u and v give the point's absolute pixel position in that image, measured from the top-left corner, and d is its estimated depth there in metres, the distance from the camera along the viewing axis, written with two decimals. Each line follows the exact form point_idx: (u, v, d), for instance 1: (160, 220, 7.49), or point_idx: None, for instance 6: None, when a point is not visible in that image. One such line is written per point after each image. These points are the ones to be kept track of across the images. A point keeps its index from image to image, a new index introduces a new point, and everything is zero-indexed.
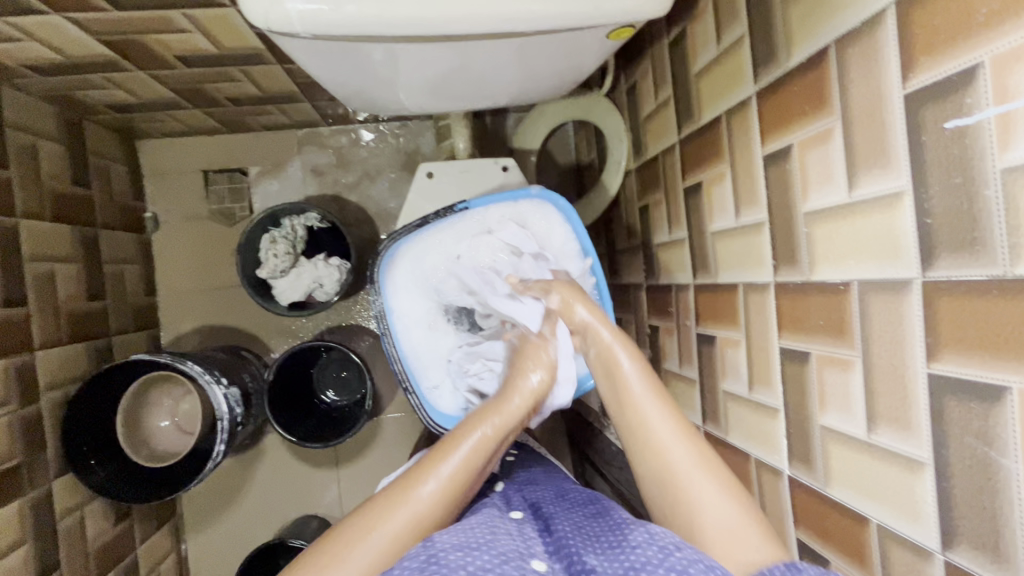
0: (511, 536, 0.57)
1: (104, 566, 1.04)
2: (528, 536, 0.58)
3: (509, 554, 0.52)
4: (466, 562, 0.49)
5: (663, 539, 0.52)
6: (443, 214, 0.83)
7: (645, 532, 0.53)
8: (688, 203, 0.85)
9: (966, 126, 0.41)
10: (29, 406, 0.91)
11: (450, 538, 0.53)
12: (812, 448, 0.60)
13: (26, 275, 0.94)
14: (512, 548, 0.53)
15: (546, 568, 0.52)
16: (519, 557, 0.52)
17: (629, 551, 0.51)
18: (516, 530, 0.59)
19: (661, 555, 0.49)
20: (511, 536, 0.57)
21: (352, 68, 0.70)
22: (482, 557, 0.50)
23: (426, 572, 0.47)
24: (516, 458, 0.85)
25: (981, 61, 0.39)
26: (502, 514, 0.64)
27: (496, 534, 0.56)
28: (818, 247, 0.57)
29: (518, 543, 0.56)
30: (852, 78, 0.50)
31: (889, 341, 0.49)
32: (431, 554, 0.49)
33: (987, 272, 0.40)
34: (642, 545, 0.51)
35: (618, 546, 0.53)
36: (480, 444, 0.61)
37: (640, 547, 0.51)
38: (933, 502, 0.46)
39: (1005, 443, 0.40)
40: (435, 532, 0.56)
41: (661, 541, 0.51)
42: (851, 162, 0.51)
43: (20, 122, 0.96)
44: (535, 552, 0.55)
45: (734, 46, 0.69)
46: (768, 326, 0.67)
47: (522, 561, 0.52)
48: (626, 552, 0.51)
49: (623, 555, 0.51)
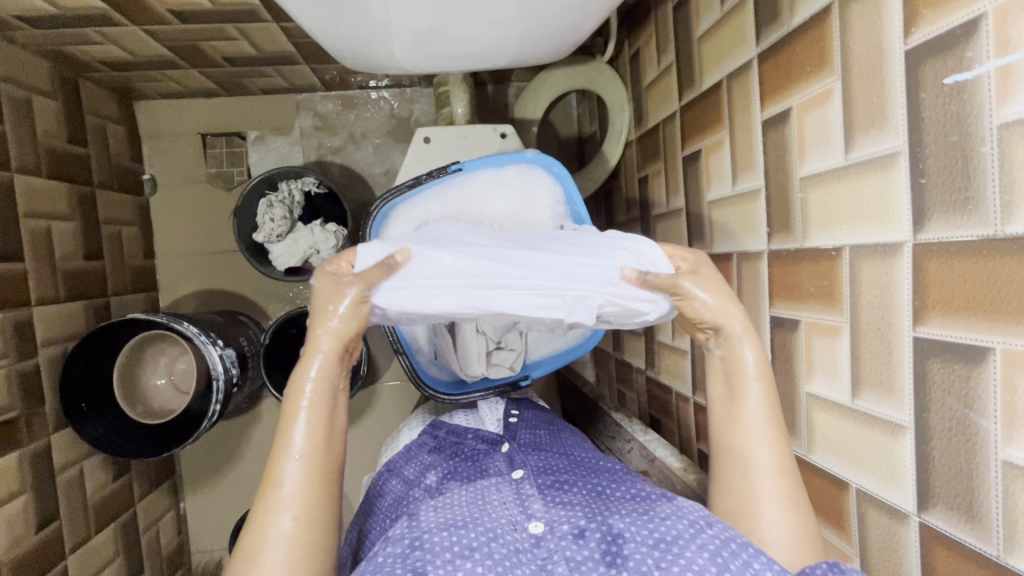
0: (506, 505, 0.61)
1: (104, 519, 1.07)
2: (525, 498, 0.62)
3: (499, 529, 0.57)
4: (450, 542, 0.55)
5: (693, 514, 0.55)
6: (438, 174, 0.81)
7: (674, 507, 0.57)
8: (686, 172, 0.84)
9: (965, 81, 0.40)
10: (26, 359, 0.92)
11: (436, 518, 0.59)
12: (797, 415, 0.61)
13: (22, 231, 0.94)
14: (503, 521, 0.58)
15: (541, 529, 0.57)
16: (508, 531, 0.57)
17: (658, 522, 0.55)
18: (512, 494, 0.63)
19: (693, 531, 0.53)
20: (504, 505, 0.61)
21: (346, 20, 0.68)
22: (469, 533, 0.56)
23: (408, 558, 0.53)
24: (519, 419, 0.82)
25: (984, 12, 0.38)
26: (504, 477, 0.66)
27: (489, 506, 0.60)
28: (812, 212, 0.56)
29: (512, 510, 0.60)
30: (853, 35, 0.49)
31: (877, 306, 0.48)
32: (415, 539, 0.55)
33: (977, 231, 0.39)
34: (672, 517, 0.55)
35: (646, 514, 0.57)
36: (313, 416, 0.55)
37: (670, 520, 0.54)
38: (911, 466, 0.46)
39: (984, 405, 0.40)
40: (424, 511, 0.61)
41: (691, 515, 0.55)
42: (849, 122, 0.50)
43: (15, 77, 0.95)
44: (531, 512, 0.59)
45: (738, 6, 0.67)
46: (760, 295, 0.66)
47: (516, 532, 0.57)
48: (656, 523, 0.55)
49: (652, 524, 0.55)
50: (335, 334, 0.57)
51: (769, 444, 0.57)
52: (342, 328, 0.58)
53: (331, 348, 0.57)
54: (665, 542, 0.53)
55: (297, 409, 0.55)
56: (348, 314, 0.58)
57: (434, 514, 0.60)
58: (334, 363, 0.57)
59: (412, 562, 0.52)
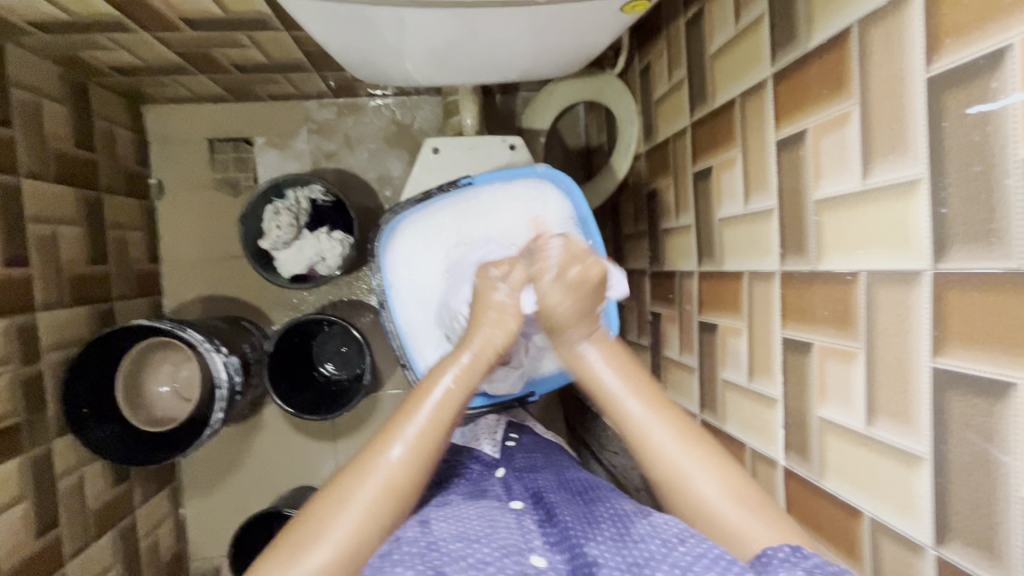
0: (512, 528, 0.57)
1: (103, 526, 1.06)
2: (528, 528, 0.58)
3: (510, 548, 0.53)
4: (465, 553, 0.52)
5: (668, 532, 0.53)
6: (447, 188, 0.82)
7: (650, 526, 0.55)
8: (696, 189, 0.83)
9: (990, 112, 0.39)
10: (30, 365, 0.92)
11: (449, 529, 0.56)
12: (808, 439, 0.60)
13: (28, 235, 0.94)
14: (512, 542, 0.54)
15: (545, 563, 0.51)
16: (518, 551, 0.53)
17: (633, 545, 0.52)
18: (515, 521, 0.59)
19: (665, 549, 0.50)
20: (511, 529, 0.57)
21: (359, 33, 0.68)
22: (483, 548, 0.52)
23: (425, 557, 0.51)
24: (516, 443, 0.81)
25: (1011, 42, 0.37)
26: (503, 504, 0.64)
27: (495, 527, 0.57)
28: (826, 235, 0.56)
29: (516, 534, 0.56)
30: (873, 61, 0.49)
31: (894, 333, 0.48)
32: (430, 542, 0.53)
33: (1000, 264, 0.39)
34: (646, 539, 0.53)
35: (622, 538, 0.54)
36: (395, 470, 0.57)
37: (644, 541, 0.52)
38: (929, 498, 0.46)
39: (1007, 441, 0.39)
40: (434, 519, 0.58)
41: (665, 535, 0.53)
42: (867, 147, 0.50)
43: (25, 81, 0.95)
44: (533, 544, 0.55)
45: (752, 25, 0.67)
46: (771, 315, 0.66)
47: (521, 556, 0.52)
48: (630, 547, 0.52)
49: (625, 550, 0.52)
50: (442, 397, 0.62)
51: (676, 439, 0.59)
52: (455, 390, 0.62)
53: (439, 405, 0.61)
54: (638, 566, 0.50)
55: (395, 440, 0.58)
56: (465, 370, 0.64)
57: (447, 525, 0.57)
58: (439, 424, 0.60)
59: (429, 562, 0.50)
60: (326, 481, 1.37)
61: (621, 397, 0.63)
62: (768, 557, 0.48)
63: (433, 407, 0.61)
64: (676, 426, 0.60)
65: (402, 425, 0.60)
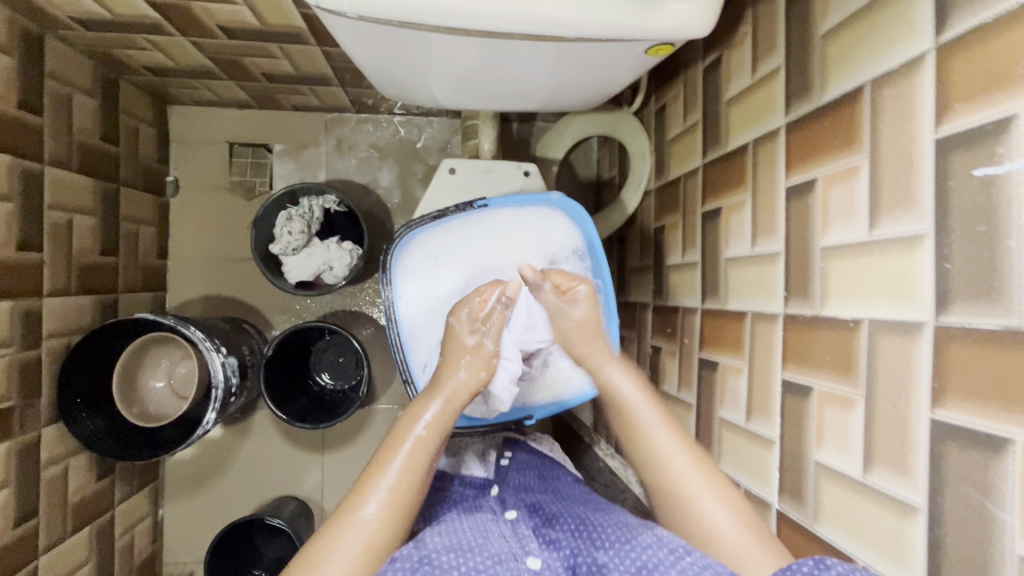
0: (505, 538, 0.59)
1: (81, 520, 1.04)
2: (522, 536, 0.60)
3: (503, 555, 0.55)
4: (457, 563, 0.52)
5: (673, 542, 0.55)
6: (462, 209, 0.83)
7: (655, 536, 0.57)
8: (705, 228, 0.85)
9: (995, 175, 0.41)
10: (29, 350, 0.91)
11: (440, 542, 0.56)
12: (804, 483, 0.60)
13: (44, 221, 0.95)
14: (505, 550, 0.56)
15: (540, 565, 0.54)
16: (511, 559, 0.54)
17: (640, 550, 0.54)
18: (510, 531, 0.61)
19: (672, 557, 0.53)
20: (504, 538, 0.59)
21: (391, 54, 0.70)
22: (475, 557, 0.54)
23: (416, 572, 0.51)
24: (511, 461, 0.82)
25: (1015, 112, 0.39)
26: (497, 516, 0.65)
27: (489, 538, 0.58)
28: (831, 281, 0.57)
29: (511, 544, 0.58)
30: (885, 119, 0.51)
31: (895, 383, 0.49)
32: (422, 556, 0.53)
33: (1002, 321, 0.40)
34: (653, 546, 0.55)
35: (628, 543, 0.56)
36: (412, 460, 0.61)
37: (651, 548, 0.54)
38: (922, 549, 0.46)
39: (1001, 494, 0.40)
40: (428, 535, 0.58)
41: (671, 544, 0.55)
42: (875, 200, 0.51)
43: (59, 72, 0.98)
44: (529, 548, 0.57)
45: (769, 76, 0.69)
46: (772, 357, 0.67)
47: (515, 562, 0.54)
48: (638, 551, 0.54)
49: (634, 553, 0.54)
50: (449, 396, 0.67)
51: (682, 453, 0.67)
52: (423, 443, 0.63)
53: (411, 458, 0.61)
54: (646, 569, 0.52)
55: (412, 430, 0.64)
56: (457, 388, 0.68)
57: (438, 539, 0.57)
58: (431, 444, 0.63)
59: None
60: (309, 492, 1.35)
61: (640, 412, 0.71)
62: (793, 571, 0.47)
63: (401, 464, 0.61)
64: (694, 454, 0.67)
65: (416, 414, 0.66)
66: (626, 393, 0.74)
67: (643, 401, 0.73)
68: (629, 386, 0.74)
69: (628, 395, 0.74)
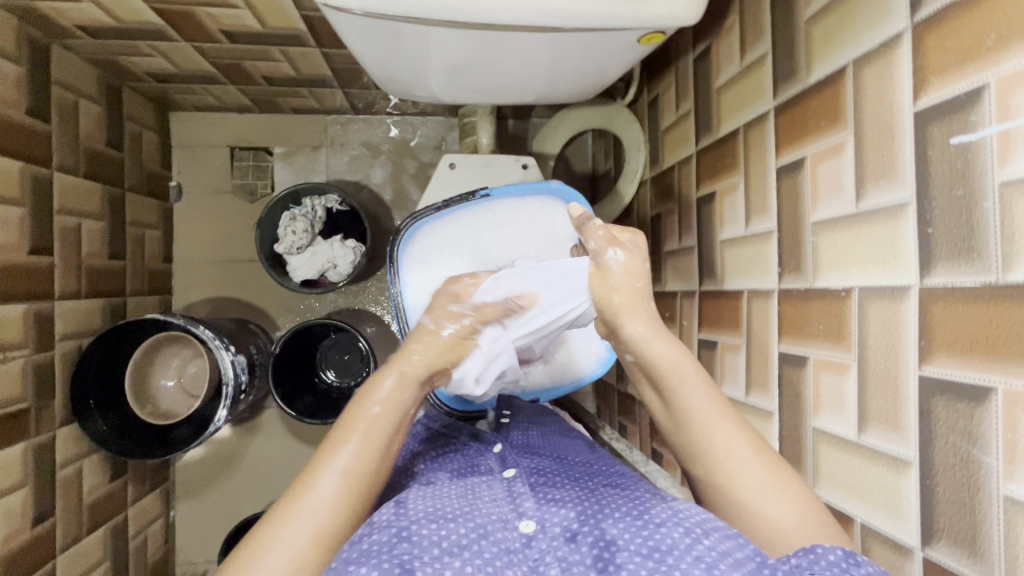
0: (496, 501, 0.56)
1: (96, 520, 1.05)
2: (516, 496, 0.57)
3: (489, 526, 0.52)
4: (438, 537, 0.49)
5: (690, 520, 0.49)
6: (465, 199, 0.87)
7: (669, 510, 0.51)
8: (700, 212, 0.88)
9: (970, 142, 0.44)
10: (43, 352, 0.93)
11: (423, 508, 0.53)
12: (803, 449, 0.63)
13: (54, 225, 0.97)
14: (493, 518, 0.53)
15: (532, 529, 0.52)
16: (499, 528, 0.51)
17: (653, 528, 0.49)
18: (504, 493, 0.58)
19: (687, 539, 0.47)
20: (495, 501, 0.56)
21: (392, 49, 0.73)
22: (458, 528, 0.51)
23: (394, 549, 0.47)
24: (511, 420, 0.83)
25: (987, 82, 0.42)
26: (494, 476, 0.63)
27: (477, 502, 0.56)
28: (822, 254, 0.60)
29: (502, 508, 0.55)
30: (867, 96, 0.53)
31: (885, 346, 0.51)
32: (403, 529, 0.50)
33: (980, 279, 0.43)
34: (667, 522, 0.49)
35: (640, 518, 0.51)
36: (368, 436, 0.55)
37: (665, 527, 0.48)
38: (916, 501, 0.48)
39: (987, 441, 0.43)
40: (411, 498, 0.55)
41: (687, 521, 0.49)
42: (860, 174, 0.54)
43: (66, 80, 1.00)
44: (522, 511, 0.54)
45: (757, 62, 0.72)
46: (769, 331, 0.69)
47: (507, 529, 0.52)
48: (650, 530, 0.49)
49: (646, 531, 0.49)
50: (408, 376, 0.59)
51: (724, 418, 0.56)
52: (388, 411, 0.57)
53: (390, 406, 0.57)
54: (658, 552, 0.46)
55: (371, 402, 0.57)
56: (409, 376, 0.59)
57: (423, 504, 0.54)
58: (395, 414, 0.57)
59: (397, 555, 0.46)
60: None
61: (684, 381, 0.59)
62: (817, 555, 0.44)
63: (378, 415, 0.56)
64: (725, 412, 0.57)
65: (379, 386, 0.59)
66: (659, 347, 0.61)
67: (692, 373, 0.60)
68: (666, 348, 0.61)
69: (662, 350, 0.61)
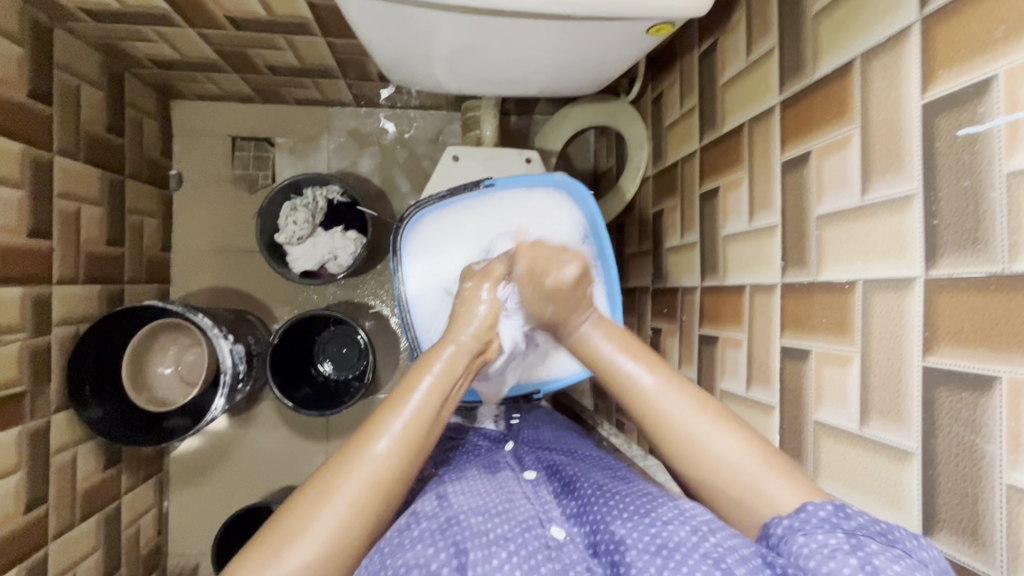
0: (529, 501, 0.58)
1: (90, 508, 1.05)
2: (544, 500, 0.59)
3: (529, 522, 0.54)
4: (485, 528, 0.52)
5: (697, 519, 0.49)
6: (471, 188, 0.87)
7: (676, 510, 0.50)
8: (703, 208, 0.88)
9: (978, 133, 0.44)
10: (39, 336, 0.92)
11: (467, 503, 0.56)
12: (804, 443, 0.63)
13: (53, 209, 0.96)
14: (530, 515, 0.55)
15: (564, 535, 0.52)
16: (536, 527, 0.53)
17: (660, 526, 0.48)
18: (532, 493, 0.60)
19: (695, 538, 0.46)
20: (528, 501, 0.58)
21: (399, 34, 0.72)
22: (502, 524, 0.53)
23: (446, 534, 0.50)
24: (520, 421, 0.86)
25: (995, 74, 0.42)
26: (516, 475, 0.64)
27: (513, 501, 0.57)
28: (826, 247, 0.60)
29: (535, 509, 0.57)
30: (875, 88, 0.54)
31: (889, 337, 0.51)
32: (450, 518, 0.53)
33: (986, 268, 0.43)
34: (675, 522, 0.48)
35: (646, 516, 0.50)
36: (417, 417, 0.57)
37: (672, 524, 0.48)
38: (918, 491, 0.49)
39: (990, 431, 0.43)
40: (453, 493, 0.58)
41: (694, 521, 0.48)
42: (866, 166, 0.54)
43: (69, 64, 0.99)
44: (552, 516, 0.56)
45: (763, 57, 0.72)
46: (771, 325, 0.69)
47: (541, 529, 0.53)
48: (657, 527, 0.48)
49: (653, 528, 0.48)
50: (432, 387, 0.60)
51: (679, 394, 0.58)
52: (440, 382, 0.60)
53: (425, 400, 0.58)
54: (667, 548, 0.46)
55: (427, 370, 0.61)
56: (448, 363, 0.62)
57: (465, 499, 0.57)
58: (434, 400, 0.59)
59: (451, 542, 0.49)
60: None
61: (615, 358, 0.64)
62: (808, 513, 0.46)
63: (415, 406, 0.57)
64: (689, 391, 0.59)
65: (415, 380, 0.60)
66: (603, 348, 0.66)
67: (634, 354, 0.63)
68: (608, 346, 0.66)
69: (608, 352, 0.65)
